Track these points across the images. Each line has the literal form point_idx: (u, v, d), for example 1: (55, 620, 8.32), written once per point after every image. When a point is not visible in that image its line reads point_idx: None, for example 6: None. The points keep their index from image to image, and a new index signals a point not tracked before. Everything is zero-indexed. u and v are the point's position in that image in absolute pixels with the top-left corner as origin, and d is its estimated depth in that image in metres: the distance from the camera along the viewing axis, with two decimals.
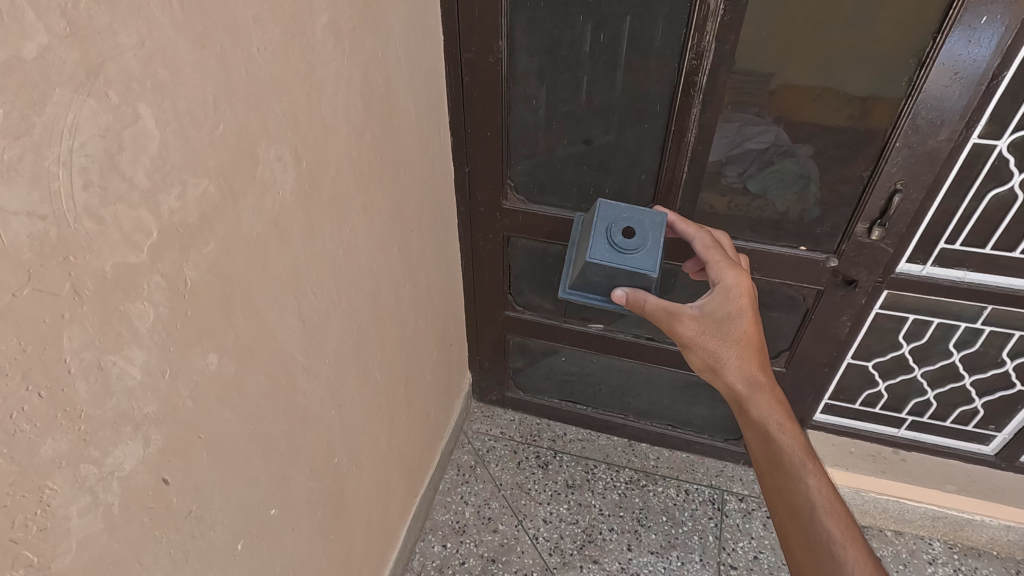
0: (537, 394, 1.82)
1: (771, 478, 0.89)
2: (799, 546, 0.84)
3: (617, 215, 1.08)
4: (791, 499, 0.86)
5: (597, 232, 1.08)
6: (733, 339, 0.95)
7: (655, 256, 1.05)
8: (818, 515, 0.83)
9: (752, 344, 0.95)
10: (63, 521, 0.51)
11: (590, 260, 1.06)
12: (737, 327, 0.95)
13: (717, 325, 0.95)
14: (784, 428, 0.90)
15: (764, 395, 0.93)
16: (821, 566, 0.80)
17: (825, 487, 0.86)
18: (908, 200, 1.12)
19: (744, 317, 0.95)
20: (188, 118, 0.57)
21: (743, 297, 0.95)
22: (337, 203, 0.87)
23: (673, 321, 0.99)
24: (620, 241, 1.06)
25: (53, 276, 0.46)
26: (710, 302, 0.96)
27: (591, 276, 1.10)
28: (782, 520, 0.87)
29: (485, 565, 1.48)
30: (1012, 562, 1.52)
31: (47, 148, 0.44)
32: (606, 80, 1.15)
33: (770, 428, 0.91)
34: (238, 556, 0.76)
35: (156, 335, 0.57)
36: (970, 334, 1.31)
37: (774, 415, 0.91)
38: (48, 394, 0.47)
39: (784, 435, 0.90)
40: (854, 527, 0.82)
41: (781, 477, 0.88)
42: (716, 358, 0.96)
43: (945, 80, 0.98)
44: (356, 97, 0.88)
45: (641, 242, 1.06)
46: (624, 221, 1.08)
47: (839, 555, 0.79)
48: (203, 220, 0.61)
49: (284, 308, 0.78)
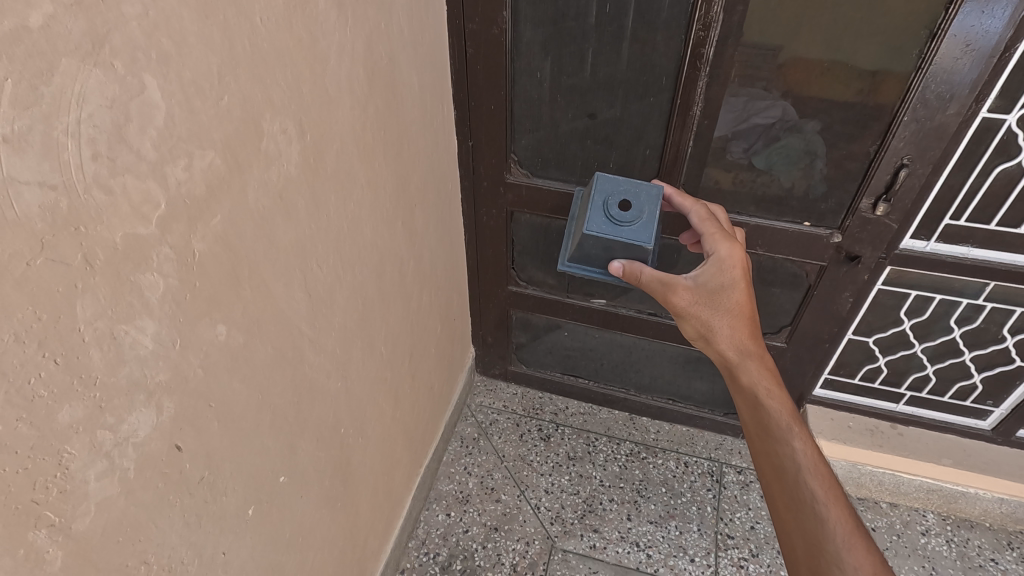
0: (539, 368, 1.84)
1: (760, 442, 0.91)
2: (784, 506, 0.86)
3: (614, 188, 1.09)
4: (777, 461, 0.87)
5: (595, 205, 1.09)
6: (727, 309, 0.95)
7: (651, 228, 1.06)
8: (803, 477, 0.85)
9: (746, 313, 0.95)
10: (82, 484, 0.52)
11: (587, 232, 1.07)
12: (730, 297, 0.95)
13: (711, 295, 0.96)
14: (773, 394, 0.91)
15: (755, 362, 0.94)
16: (804, 524, 0.82)
17: (811, 450, 0.87)
18: (914, 176, 1.11)
19: (738, 287, 0.95)
20: (193, 90, 0.57)
21: (737, 269, 0.95)
22: (341, 176, 0.87)
23: (667, 293, 1.00)
24: (617, 213, 1.07)
25: (65, 246, 0.47)
26: (705, 273, 0.97)
27: (589, 248, 1.11)
28: (769, 481, 0.89)
29: (488, 534, 1.52)
30: (1005, 535, 1.55)
31: (55, 119, 0.44)
32: (612, 52, 1.14)
33: (759, 394, 0.92)
34: (249, 521, 0.79)
35: (166, 305, 0.58)
36: (971, 311, 1.32)
37: (763, 382, 0.92)
38: (64, 361, 0.48)
39: (773, 400, 0.91)
40: (839, 488, 0.84)
41: (768, 441, 0.90)
42: (709, 327, 0.97)
43: (956, 52, 0.96)
44: (359, 70, 0.88)
45: (637, 214, 1.07)
46: (621, 193, 1.08)
47: (821, 513, 0.81)
48: (209, 192, 0.61)
49: (290, 281, 0.79)
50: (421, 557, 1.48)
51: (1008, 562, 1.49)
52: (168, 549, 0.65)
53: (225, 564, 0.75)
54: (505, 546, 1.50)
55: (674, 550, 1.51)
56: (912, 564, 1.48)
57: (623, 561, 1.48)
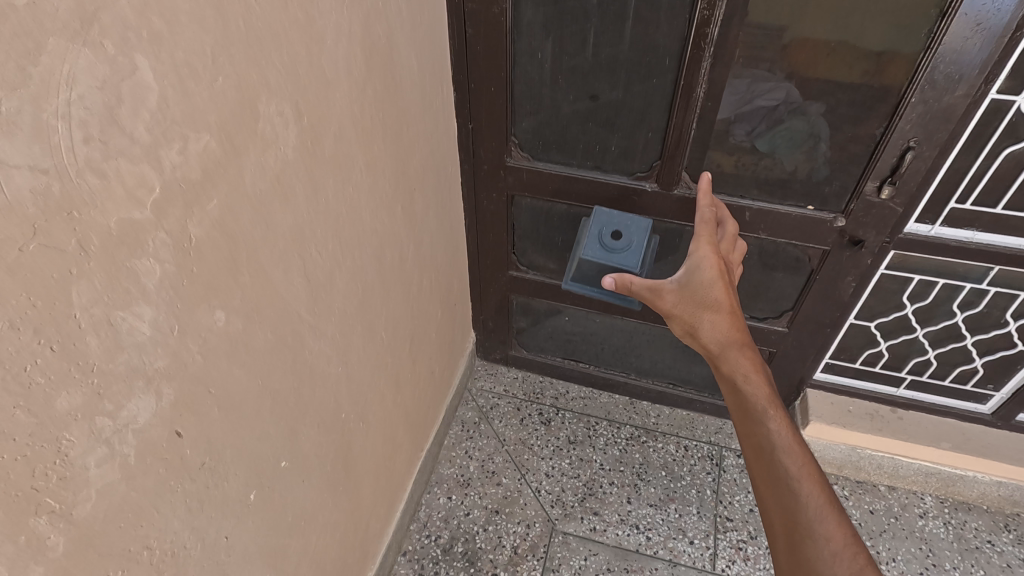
0: (539, 353, 1.84)
1: (740, 427, 0.91)
2: (763, 486, 0.85)
3: (609, 220, 1.33)
4: (754, 442, 0.87)
5: (591, 236, 1.35)
6: (708, 305, 0.98)
7: (638, 256, 1.30)
8: (777, 454, 0.84)
9: (726, 307, 0.97)
10: (82, 471, 0.52)
11: (584, 258, 1.35)
12: (710, 293, 0.98)
13: (693, 295, 1.00)
14: (750, 380, 0.92)
15: (737, 351, 0.95)
16: (781, 502, 0.81)
17: (787, 428, 0.86)
18: (920, 158, 1.09)
19: (717, 285, 0.98)
20: (186, 71, 0.55)
21: (715, 267, 0.99)
22: (339, 159, 0.86)
23: (654, 296, 1.04)
24: (609, 242, 1.32)
25: (58, 231, 0.46)
26: (686, 275, 1.01)
27: (586, 270, 1.39)
28: (751, 463, 0.88)
29: (489, 516, 1.54)
30: (1002, 517, 1.56)
31: (44, 100, 0.43)
32: (614, 33, 1.11)
33: (738, 380, 0.93)
34: (251, 505, 0.79)
35: (163, 291, 0.57)
36: (975, 295, 1.31)
37: (742, 368, 0.93)
38: (61, 348, 0.48)
39: (750, 385, 0.91)
40: (815, 465, 0.82)
41: (746, 424, 0.89)
42: (692, 324, 1.00)
43: (966, 32, 0.94)
44: (357, 50, 0.86)
45: (627, 243, 1.32)
46: (614, 225, 1.33)
47: (795, 488, 0.80)
48: (205, 176, 0.60)
49: (289, 266, 0.78)
50: (423, 539, 1.49)
51: (1005, 543, 1.51)
52: (170, 534, 0.65)
53: (228, 548, 0.75)
54: (506, 528, 1.51)
55: (674, 532, 1.52)
56: (909, 546, 1.50)
57: (623, 543, 1.50)
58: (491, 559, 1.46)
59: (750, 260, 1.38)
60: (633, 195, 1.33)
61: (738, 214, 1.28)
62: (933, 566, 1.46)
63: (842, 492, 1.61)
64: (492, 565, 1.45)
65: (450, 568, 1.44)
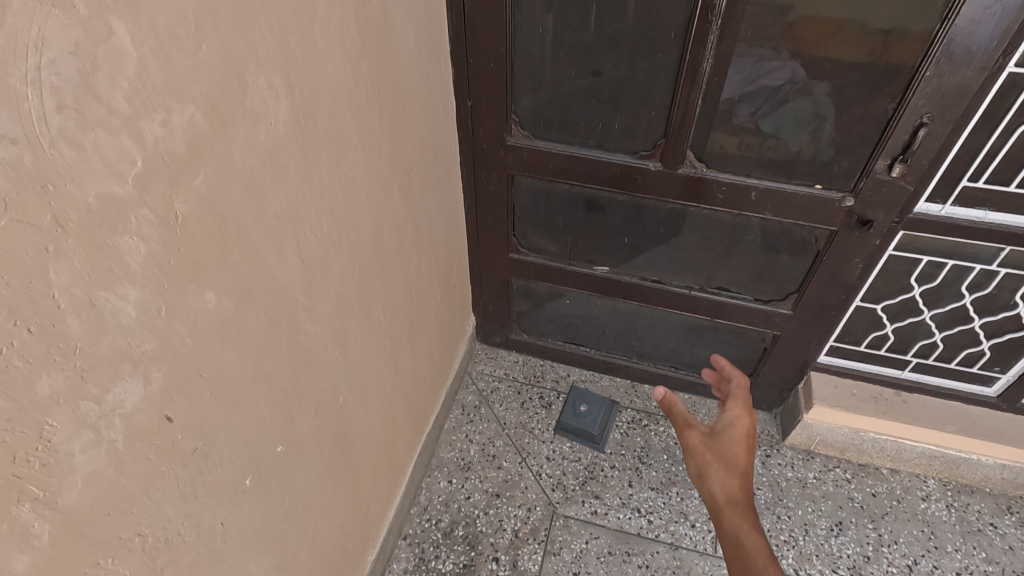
0: (540, 336, 1.82)
1: (734, 561, 0.93)
2: None
3: (579, 399, 1.71)
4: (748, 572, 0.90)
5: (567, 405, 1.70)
6: (728, 481, 1.03)
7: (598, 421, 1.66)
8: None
9: (743, 504, 1.00)
10: (67, 457, 0.50)
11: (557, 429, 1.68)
12: (727, 484, 1.02)
13: (715, 445, 1.10)
14: (753, 536, 0.94)
15: (744, 514, 0.99)
16: None
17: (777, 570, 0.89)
18: (933, 135, 1.06)
19: (737, 457, 1.06)
20: (167, 37, 0.52)
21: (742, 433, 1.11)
22: (334, 137, 0.83)
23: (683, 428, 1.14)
24: (580, 412, 1.68)
25: (31, 205, 0.43)
26: (719, 427, 1.13)
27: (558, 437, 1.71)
28: None
29: (490, 500, 1.53)
30: (1004, 500, 1.55)
31: (12, 65, 0.40)
32: (617, 6, 1.07)
33: (740, 535, 0.95)
34: (247, 491, 0.77)
35: (149, 271, 0.55)
36: (984, 276, 1.29)
37: (748, 525, 0.96)
38: (39, 329, 0.46)
39: (751, 539, 0.94)
40: None
41: (742, 556, 0.92)
42: (708, 477, 1.06)
43: (986, 2, 0.91)
44: (350, 22, 0.83)
45: (591, 412, 1.68)
46: (585, 403, 1.69)
47: None
48: (191, 150, 0.57)
49: (283, 247, 0.76)
50: (424, 523, 1.49)
51: (1007, 526, 1.50)
52: (163, 521, 0.63)
53: (223, 534, 0.74)
54: (507, 512, 1.51)
55: (675, 515, 1.52)
56: (911, 528, 1.49)
57: (624, 526, 1.49)
58: (492, 542, 1.45)
59: (755, 241, 1.35)
60: (636, 174, 1.29)
61: (743, 194, 1.25)
62: (934, 549, 1.46)
63: (844, 475, 1.60)
64: (493, 548, 1.44)
65: (451, 551, 1.44)
